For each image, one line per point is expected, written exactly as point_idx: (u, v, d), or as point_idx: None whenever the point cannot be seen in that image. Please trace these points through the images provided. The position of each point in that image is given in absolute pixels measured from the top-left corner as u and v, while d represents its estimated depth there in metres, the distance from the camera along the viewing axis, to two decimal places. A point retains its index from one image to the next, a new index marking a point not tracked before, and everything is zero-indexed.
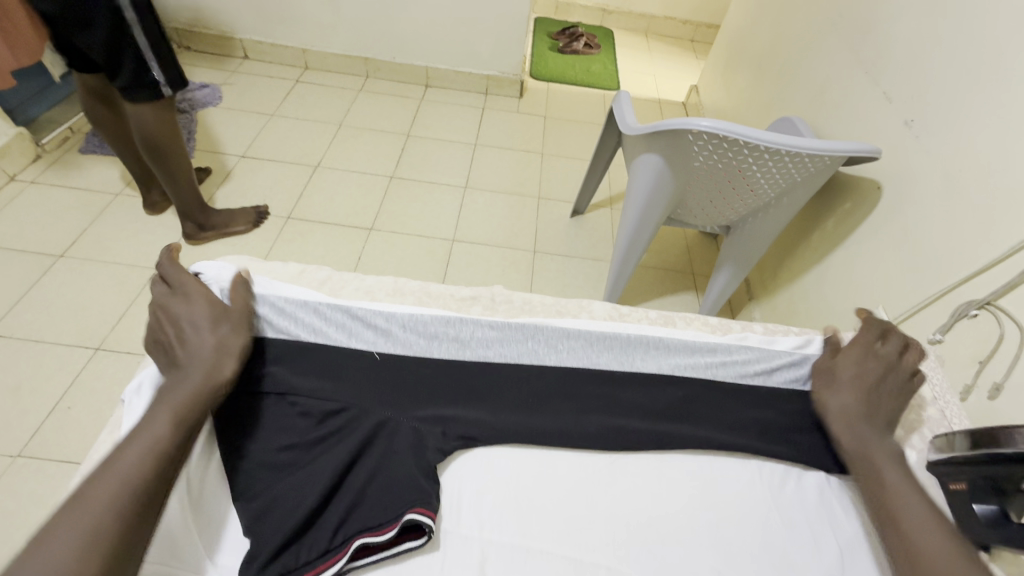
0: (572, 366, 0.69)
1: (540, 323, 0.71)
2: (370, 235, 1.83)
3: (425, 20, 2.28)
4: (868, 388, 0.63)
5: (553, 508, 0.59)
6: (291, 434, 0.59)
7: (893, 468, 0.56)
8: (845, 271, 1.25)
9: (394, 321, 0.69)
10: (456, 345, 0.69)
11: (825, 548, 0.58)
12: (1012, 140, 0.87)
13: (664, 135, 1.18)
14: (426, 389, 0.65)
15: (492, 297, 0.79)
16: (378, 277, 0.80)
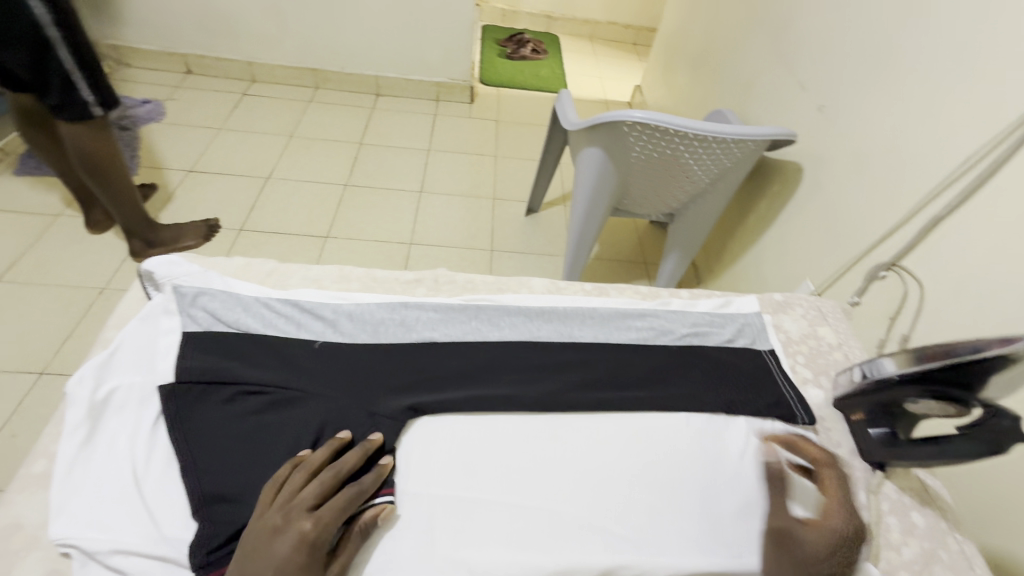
0: (514, 340, 0.73)
1: (480, 305, 0.76)
2: (326, 243, 1.83)
3: (372, 30, 2.30)
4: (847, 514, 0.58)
5: (497, 464, 0.62)
6: (237, 424, 0.59)
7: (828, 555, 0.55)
8: (778, 248, 1.35)
9: (341, 311, 0.72)
10: (402, 328, 0.72)
11: (748, 478, 0.63)
12: (903, 118, 0.98)
13: (603, 127, 1.25)
14: (376, 370, 0.66)
15: (435, 280, 0.82)
16: (321, 267, 0.82)
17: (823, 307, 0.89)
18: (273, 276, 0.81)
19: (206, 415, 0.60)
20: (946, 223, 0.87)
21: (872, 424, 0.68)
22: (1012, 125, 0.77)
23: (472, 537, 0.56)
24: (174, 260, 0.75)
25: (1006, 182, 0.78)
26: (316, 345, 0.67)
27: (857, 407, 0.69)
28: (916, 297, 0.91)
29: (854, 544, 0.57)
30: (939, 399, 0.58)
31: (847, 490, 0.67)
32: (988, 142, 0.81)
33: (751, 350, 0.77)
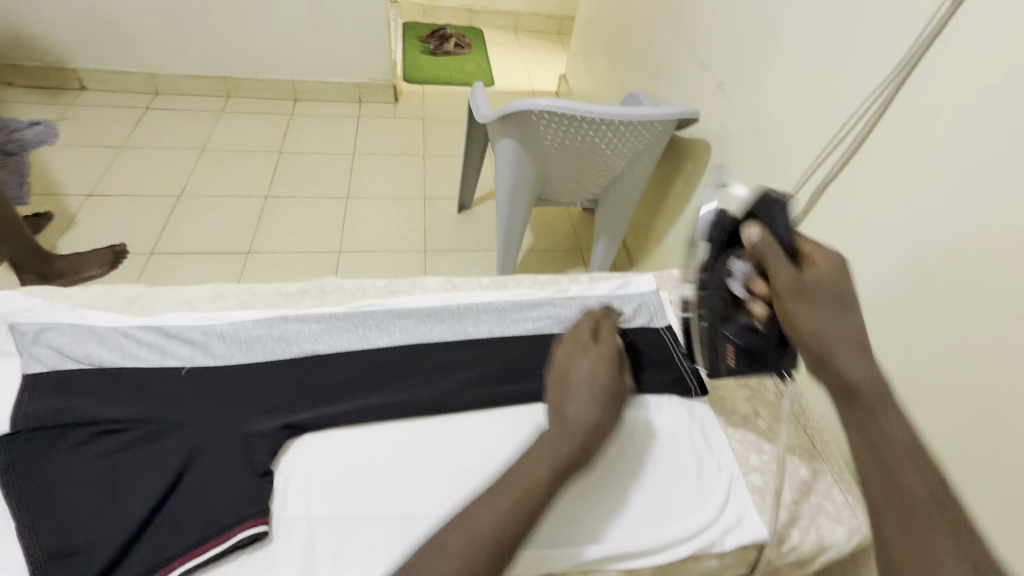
0: (403, 343, 0.74)
1: (367, 311, 0.76)
2: (248, 259, 1.75)
3: (281, 31, 2.20)
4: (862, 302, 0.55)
5: (382, 474, 0.61)
6: (87, 470, 0.57)
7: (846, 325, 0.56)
8: (694, 224, 1.38)
9: (213, 333, 0.71)
10: (282, 344, 0.71)
11: (625, 462, 0.66)
12: (788, 89, 1.02)
13: (512, 117, 1.23)
14: (253, 390, 0.66)
15: (321, 289, 0.81)
16: (192, 286, 0.80)
17: None
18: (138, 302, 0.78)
19: (52, 463, 0.57)
20: (831, 187, 0.91)
21: (732, 342, 0.70)
22: (876, 90, 0.81)
23: (352, 553, 0.55)
24: (22, 304, 0.72)
25: (877, 143, 0.82)
26: (182, 372, 0.66)
27: (720, 339, 0.71)
28: None
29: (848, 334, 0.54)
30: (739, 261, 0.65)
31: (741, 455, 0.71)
32: (859, 107, 0.85)
33: (641, 328, 0.80)
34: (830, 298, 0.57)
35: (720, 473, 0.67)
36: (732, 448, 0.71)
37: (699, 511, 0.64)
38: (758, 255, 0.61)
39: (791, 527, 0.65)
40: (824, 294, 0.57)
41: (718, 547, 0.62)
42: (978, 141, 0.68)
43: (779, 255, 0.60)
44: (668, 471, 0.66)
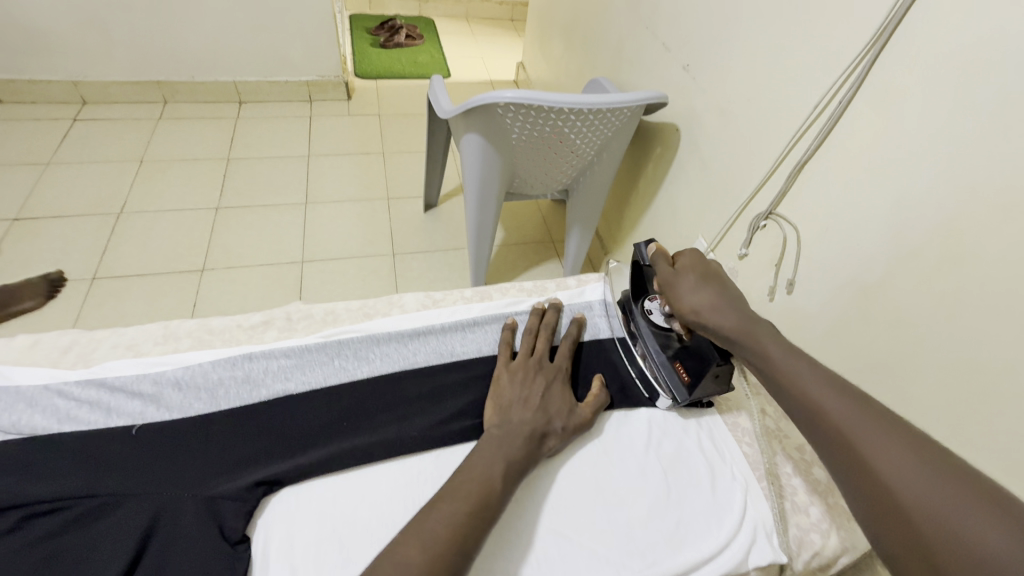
0: (384, 372, 0.69)
1: (343, 339, 0.71)
2: (202, 277, 1.63)
3: (216, 28, 2.05)
4: (748, 313, 0.63)
5: (374, 523, 0.56)
6: (29, 556, 0.50)
7: (736, 315, 0.63)
8: (668, 210, 1.37)
9: (166, 383, 0.65)
10: (248, 387, 0.65)
11: (633, 479, 0.64)
12: (757, 69, 0.99)
13: (476, 111, 1.18)
14: (220, 443, 0.61)
15: (287, 318, 0.75)
16: (137, 326, 0.72)
17: None
18: (74, 349, 0.70)
19: None
20: (808, 167, 0.90)
21: (681, 359, 0.71)
22: (850, 66, 0.80)
23: None
24: None
25: (854, 122, 0.81)
26: (133, 432, 0.60)
27: (666, 364, 0.72)
28: (794, 242, 0.95)
29: (747, 331, 0.62)
30: (650, 290, 0.75)
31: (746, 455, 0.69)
32: (832, 86, 0.83)
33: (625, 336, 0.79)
34: (722, 294, 0.65)
35: (736, 483, 0.66)
36: (744, 453, 0.70)
37: (720, 527, 0.61)
38: (660, 283, 0.71)
39: (810, 532, 0.63)
40: (714, 295, 0.65)
41: (744, 568, 0.59)
42: (958, 114, 0.67)
43: (674, 274, 0.69)
44: (677, 487, 0.64)
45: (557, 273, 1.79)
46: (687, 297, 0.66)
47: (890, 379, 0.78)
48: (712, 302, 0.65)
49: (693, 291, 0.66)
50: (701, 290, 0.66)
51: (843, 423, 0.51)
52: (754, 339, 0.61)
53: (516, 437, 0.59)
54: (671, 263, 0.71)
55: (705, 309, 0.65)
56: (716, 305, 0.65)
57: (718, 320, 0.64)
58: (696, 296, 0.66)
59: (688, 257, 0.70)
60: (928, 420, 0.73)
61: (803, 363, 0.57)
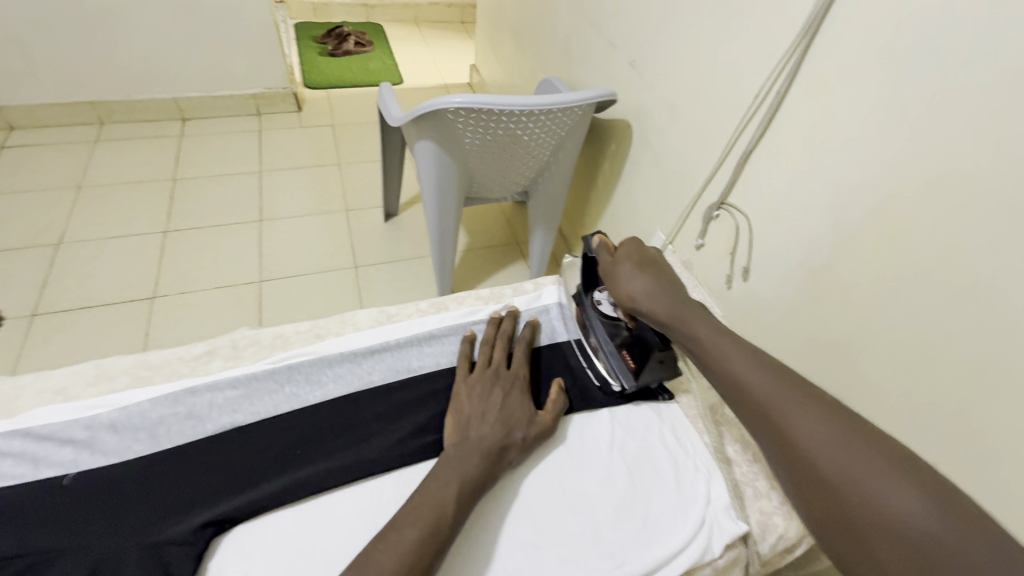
0: (339, 396, 0.68)
1: (295, 363, 0.69)
2: (154, 304, 1.56)
3: (151, 43, 1.96)
4: (681, 299, 0.67)
5: (332, 554, 0.54)
6: None
7: (671, 300, 0.67)
8: (627, 205, 1.38)
9: (99, 426, 0.61)
10: (192, 423, 0.63)
11: (598, 478, 0.64)
12: (700, 61, 1.01)
13: (424, 117, 1.16)
14: (161, 485, 0.58)
15: (231, 345, 0.72)
16: (64, 366, 0.68)
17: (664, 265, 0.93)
18: None
19: None
20: (754, 156, 0.93)
21: (631, 347, 0.73)
22: (784, 56, 0.82)
23: None
24: None
25: (791, 110, 0.84)
26: (65, 483, 0.57)
27: (615, 352, 0.74)
28: (746, 229, 0.97)
29: (677, 314, 0.66)
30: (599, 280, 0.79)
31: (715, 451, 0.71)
32: (768, 76, 0.85)
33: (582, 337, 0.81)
34: (658, 281, 0.69)
35: (699, 474, 0.66)
36: (706, 443, 0.70)
37: (687, 519, 0.62)
38: (602, 270, 0.76)
39: (773, 515, 0.64)
40: (651, 280, 0.70)
41: (711, 558, 0.59)
42: (882, 98, 0.69)
43: (614, 263, 0.74)
44: (643, 484, 0.65)
45: (523, 274, 1.79)
46: (625, 286, 0.71)
47: (843, 355, 0.81)
48: (648, 290, 0.69)
49: (632, 280, 0.71)
50: (637, 279, 0.71)
51: (771, 401, 0.54)
52: (687, 323, 0.65)
53: (473, 452, 0.59)
54: (612, 252, 0.76)
55: (640, 296, 0.69)
56: (650, 291, 0.69)
57: (652, 305, 0.68)
58: (636, 284, 0.70)
59: (628, 247, 0.75)
60: (879, 391, 0.76)
61: (736, 345, 0.60)
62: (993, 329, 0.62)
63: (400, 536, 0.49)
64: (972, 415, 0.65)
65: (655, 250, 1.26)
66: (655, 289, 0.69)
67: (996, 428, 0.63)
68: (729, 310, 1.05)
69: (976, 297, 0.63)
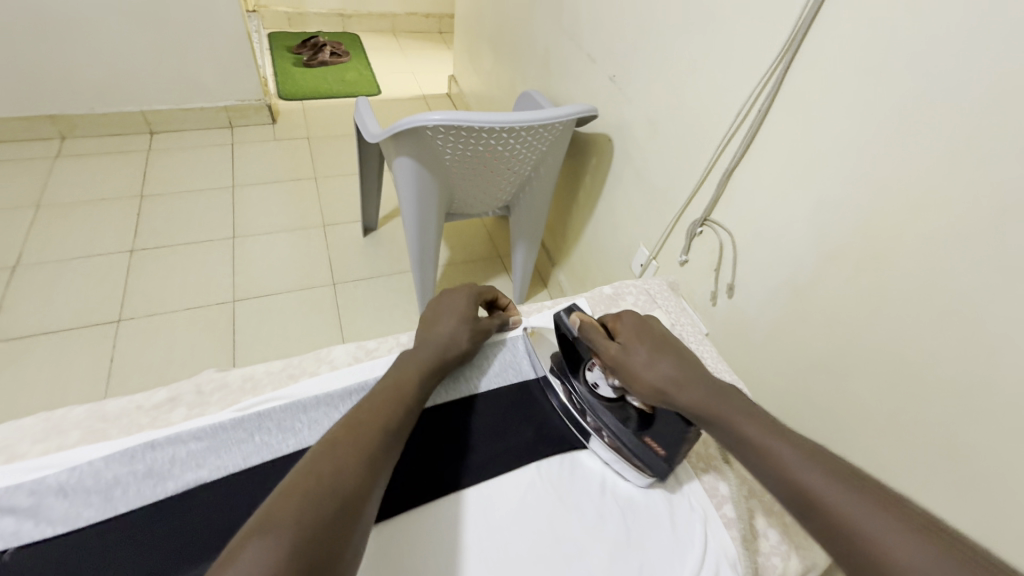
0: (315, 442, 0.64)
1: (267, 409, 0.65)
2: (119, 328, 1.49)
3: (115, 55, 1.89)
4: (714, 385, 0.63)
5: None
6: None
7: (702, 389, 0.63)
8: (609, 220, 1.37)
9: (46, 491, 0.56)
10: (152, 481, 0.58)
11: (593, 527, 0.62)
12: (680, 78, 1.01)
13: (403, 135, 1.13)
14: (118, 553, 0.53)
15: (196, 390, 0.69)
16: (14, 419, 0.63)
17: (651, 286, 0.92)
18: None
19: None
20: (736, 174, 0.92)
21: (651, 434, 0.66)
22: (764, 76, 0.82)
23: None
24: None
25: (773, 129, 0.83)
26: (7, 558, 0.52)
27: (635, 441, 0.66)
28: (730, 247, 0.97)
29: (713, 401, 0.61)
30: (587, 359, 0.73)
31: (710, 487, 0.69)
32: (750, 94, 0.85)
33: None
34: (681, 367, 0.65)
35: (695, 515, 0.65)
36: (700, 479, 0.70)
37: (682, 566, 0.60)
38: (607, 356, 0.69)
39: (771, 556, 0.65)
40: (672, 365, 0.65)
41: None
42: (864, 118, 0.69)
43: (623, 349, 0.68)
44: (637, 529, 0.63)
45: (506, 289, 1.76)
46: (646, 373, 0.65)
47: (830, 374, 0.81)
48: (675, 376, 0.64)
49: (653, 365, 0.65)
50: (661, 364, 0.65)
51: (829, 501, 0.49)
52: (726, 416, 0.60)
53: (398, 378, 0.64)
54: (612, 334, 0.71)
55: (669, 385, 0.64)
56: (679, 380, 0.64)
57: (685, 395, 0.63)
58: (659, 369, 0.65)
59: (629, 323, 0.71)
60: (866, 411, 0.76)
61: (783, 441, 0.55)
62: (981, 350, 0.61)
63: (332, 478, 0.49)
64: (962, 436, 0.65)
65: (639, 265, 1.26)
66: (682, 375, 0.64)
67: (986, 449, 0.63)
68: (714, 327, 1.05)
69: (963, 318, 0.63)
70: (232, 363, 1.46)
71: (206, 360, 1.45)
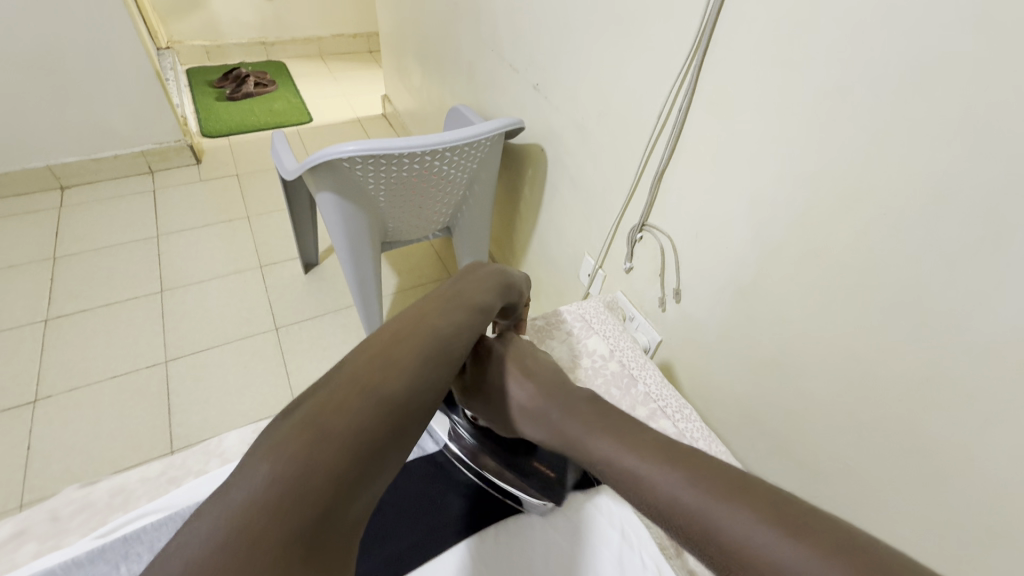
0: None
1: (134, 530, 0.56)
2: (36, 408, 1.35)
3: (9, 108, 1.74)
4: (563, 406, 0.62)
5: None
6: None
7: (559, 413, 0.61)
8: (552, 230, 1.32)
9: None
10: None
11: None
12: (601, 82, 0.97)
13: (320, 169, 1.05)
14: None
15: (51, 518, 0.60)
16: None
17: (587, 308, 0.87)
18: None
19: None
20: (666, 176, 0.89)
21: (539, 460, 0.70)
22: (680, 74, 0.79)
23: None
24: None
25: (695, 127, 0.80)
26: None
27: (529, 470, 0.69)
28: (670, 251, 0.93)
29: (564, 418, 0.60)
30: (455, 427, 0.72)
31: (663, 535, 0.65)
32: (669, 92, 0.82)
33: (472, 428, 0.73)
34: (539, 386, 0.64)
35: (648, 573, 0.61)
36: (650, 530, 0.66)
37: None
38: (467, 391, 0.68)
39: None
40: (529, 389, 0.64)
41: None
42: (784, 108, 0.66)
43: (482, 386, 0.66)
44: None
45: None
46: (510, 401, 0.64)
47: (784, 372, 0.78)
48: (534, 394, 0.63)
49: (513, 391, 0.64)
50: (523, 385, 0.64)
51: (696, 507, 0.47)
52: (580, 437, 0.58)
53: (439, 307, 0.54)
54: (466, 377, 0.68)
55: (533, 406, 0.63)
56: (538, 404, 0.63)
57: (541, 415, 0.62)
58: (521, 394, 0.64)
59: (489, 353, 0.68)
60: (826, 409, 0.73)
61: (630, 450, 0.53)
62: (930, 340, 0.58)
63: (314, 451, 0.39)
64: (922, 429, 0.62)
65: (586, 276, 1.22)
66: (546, 391, 0.64)
67: (947, 441, 0.60)
68: (665, 333, 1.01)
69: (908, 305, 0.60)
70: (170, 430, 1.34)
71: (139, 430, 1.33)
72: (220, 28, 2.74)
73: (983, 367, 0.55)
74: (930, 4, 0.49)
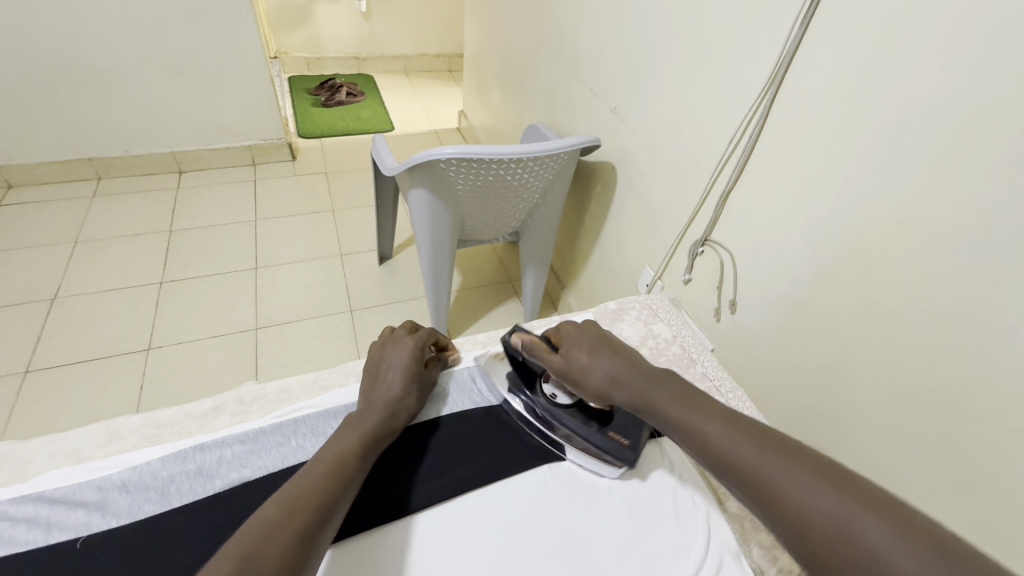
0: None
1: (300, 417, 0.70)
2: (149, 355, 1.56)
3: (150, 101, 2.03)
4: (638, 383, 0.63)
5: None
6: None
7: (637, 380, 0.63)
8: (615, 241, 1.43)
9: (112, 489, 0.60)
10: (200, 482, 0.62)
11: (599, 514, 0.66)
12: (676, 108, 1.08)
13: (418, 168, 1.21)
14: (173, 544, 0.56)
15: (240, 399, 0.76)
16: (76, 429, 0.70)
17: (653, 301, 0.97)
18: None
19: None
20: (732, 196, 0.98)
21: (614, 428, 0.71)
22: (753, 105, 0.89)
23: None
24: None
25: (764, 153, 0.89)
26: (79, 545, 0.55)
27: (600, 435, 0.70)
28: (729, 265, 1.02)
29: (642, 387, 0.63)
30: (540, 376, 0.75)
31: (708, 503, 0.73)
32: (742, 120, 0.91)
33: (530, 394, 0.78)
34: (620, 360, 0.66)
35: (698, 508, 0.68)
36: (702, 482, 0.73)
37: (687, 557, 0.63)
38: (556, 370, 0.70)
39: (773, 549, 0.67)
40: (611, 362, 0.66)
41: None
42: (847, 140, 0.75)
43: (564, 359, 0.70)
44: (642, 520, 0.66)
45: (518, 311, 1.82)
46: (589, 373, 0.67)
47: (831, 382, 0.84)
48: (612, 368, 0.66)
49: (592, 364, 0.67)
50: (602, 356, 0.67)
51: (755, 469, 0.50)
52: (657, 404, 0.61)
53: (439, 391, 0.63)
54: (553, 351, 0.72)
55: (613, 375, 0.65)
56: (616, 376, 0.65)
57: (619, 385, 0.64)
58: (600, 368, 0.66)
59: (569, 334, 0.72)
60: (870, 417, 0.79)
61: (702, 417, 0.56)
62: (970, 353, 0.65)
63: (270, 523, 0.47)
64: (961, 437, 0.67)
65: (644, 285, 1.31)
66: (625, 364, 0.66)
67: (984, 449, 0.65)
68: (719, 341, 1.09)
69: (951, 319, 0.66)
70: None
71: (232, 384, 1.52)
72: (321, 43, 3.05)
73: (1017, 380, 0.61)
74: (984, 56, 0.58)
